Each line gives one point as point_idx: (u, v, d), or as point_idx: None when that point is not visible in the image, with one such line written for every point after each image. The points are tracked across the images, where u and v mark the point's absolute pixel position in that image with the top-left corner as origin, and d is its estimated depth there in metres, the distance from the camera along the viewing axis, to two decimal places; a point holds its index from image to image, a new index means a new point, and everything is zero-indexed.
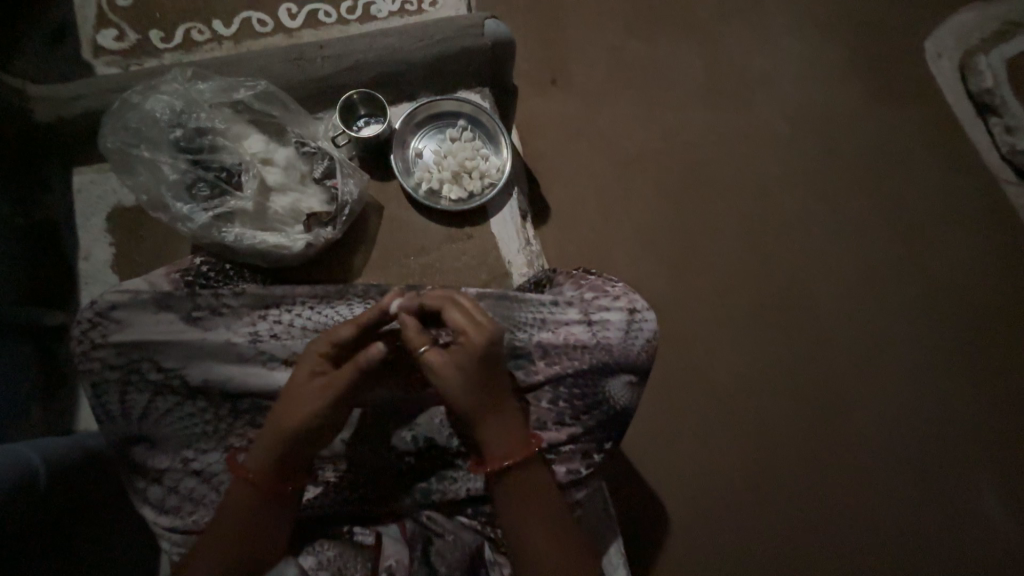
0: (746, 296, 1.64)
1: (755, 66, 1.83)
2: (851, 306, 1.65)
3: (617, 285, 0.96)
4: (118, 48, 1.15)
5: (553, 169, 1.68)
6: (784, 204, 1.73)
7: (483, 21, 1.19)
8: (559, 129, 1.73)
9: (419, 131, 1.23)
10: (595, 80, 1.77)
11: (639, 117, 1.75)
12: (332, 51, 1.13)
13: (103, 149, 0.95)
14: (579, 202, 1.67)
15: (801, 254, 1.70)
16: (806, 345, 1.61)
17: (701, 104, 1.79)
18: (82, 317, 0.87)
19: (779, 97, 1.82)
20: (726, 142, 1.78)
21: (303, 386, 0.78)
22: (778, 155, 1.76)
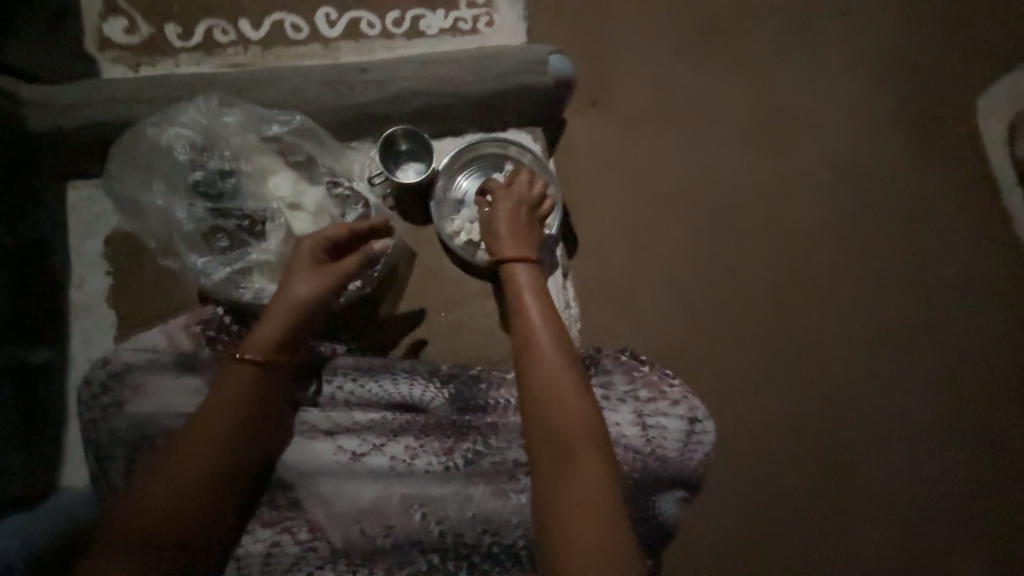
0: (819, 374, 1.25)
1: (852, 73, 1.40)
2: (942, 401, 1.26)
3: (675, 387, 0.90)
4: (128, 42, 1.01)
5: (588, 186, 1.26)
6: (873, 258, 1.32)
7: (548, 58, 1.06)
8: (611, 125, 1.30)
9: (468, 168, 1.08)
10: (665, 72, 1.34)
11: (700, 127, 1.32)
12: (376, 76, 1.00)
13: (112, 192, 0.86)
14: (621, 232, 1.27)
15: (899, 318, 1.29)
16: (889, 447, 1.23)
17: (779, 112, 1.36)
18: (91, 378, 0.80)
19: (882, 113, 1.39)
20: (819, 165, 1.35)
21: (293, 276, 0.84)
22: (874, 192, 1.35)
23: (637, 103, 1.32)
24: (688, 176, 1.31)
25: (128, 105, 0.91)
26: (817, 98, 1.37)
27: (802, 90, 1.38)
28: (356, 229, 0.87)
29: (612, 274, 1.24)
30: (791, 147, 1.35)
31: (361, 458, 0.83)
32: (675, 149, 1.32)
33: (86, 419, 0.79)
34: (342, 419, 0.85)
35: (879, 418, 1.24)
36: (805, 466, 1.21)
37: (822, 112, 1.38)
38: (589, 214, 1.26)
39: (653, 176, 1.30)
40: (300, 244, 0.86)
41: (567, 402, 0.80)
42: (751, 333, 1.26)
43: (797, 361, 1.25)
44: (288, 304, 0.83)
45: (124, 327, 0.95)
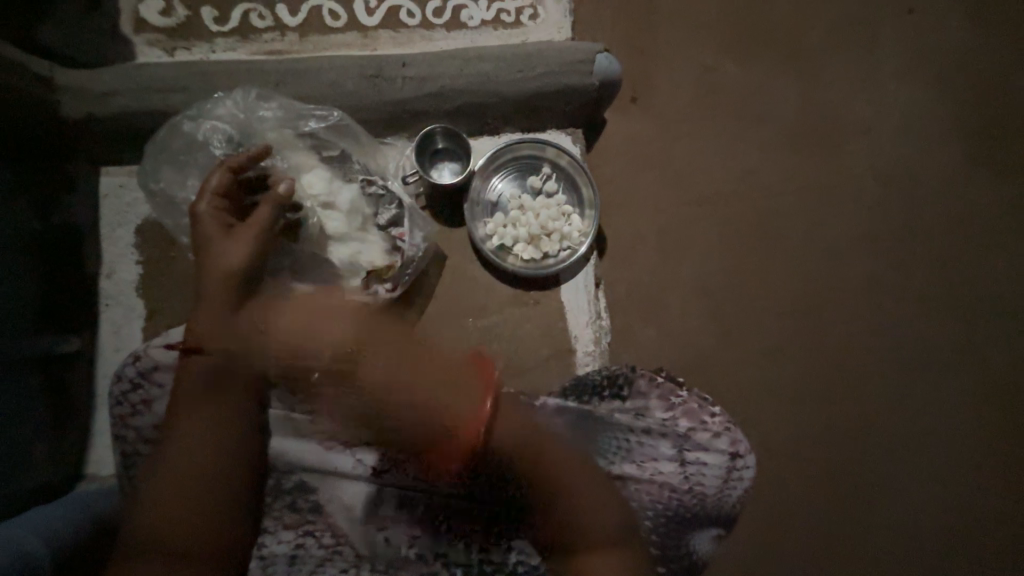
0: (859, 399, 1.19)
1: (918, 80, 1.30)
2: (988, 434, 1.19)
3: (718, 420, 0.86)
4: (164, 24, 0.98)
5: (627, 191, 1.21)
6: (927, 280, 1.24)
7: (595, 56, 1.01)
8: (652, 126, 1.24)
9: (501, 171, 1.06)
10: (712, 71, 1.27)
11: (747, 134, 1.26)
12: (416, 71, 0.95)
13: (147, 186, 0.85)
14: (658, 241, 1.20)
15: (948, 342, 1.22)
16: (929, 480, 1.17)
17: (834, 120, 1.28)
18: (123, 374, 0.79)
19: (947, 125, 1.30)
20: (873, 176, 1.27)
21: (209, 250, 0.79)
22: (931, 210, 1.27)
23: (682, 105, 1.25)
24: (731, 182, 1.24)
25: (162, 93, 0.89)
26: (876, 106, 1.29)
27: (859, 95, 1.29)
28: (235, 164, 0.80)
29: (647, 284, 1.19)
30: (842, 154, 1.27)
31: (380, 474, 0.81)
32: (719, 153, 1.25)
33: (117, 416, 0.78)
34: (359, 434, 0.82)
35: (919, 445, 1.18)
36: (842, 489, 1.16)
37: (881, 121, 1.29)
38: (627, 220, 1.21)
39: (695, 181, 1.24)
40: (203, 217, 0.80)
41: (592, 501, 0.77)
42: (789, 349, 1.20)
43: (835, 381, 1.19)
44: (220, 278, 0.79)
45: (154, 318, 0.94)
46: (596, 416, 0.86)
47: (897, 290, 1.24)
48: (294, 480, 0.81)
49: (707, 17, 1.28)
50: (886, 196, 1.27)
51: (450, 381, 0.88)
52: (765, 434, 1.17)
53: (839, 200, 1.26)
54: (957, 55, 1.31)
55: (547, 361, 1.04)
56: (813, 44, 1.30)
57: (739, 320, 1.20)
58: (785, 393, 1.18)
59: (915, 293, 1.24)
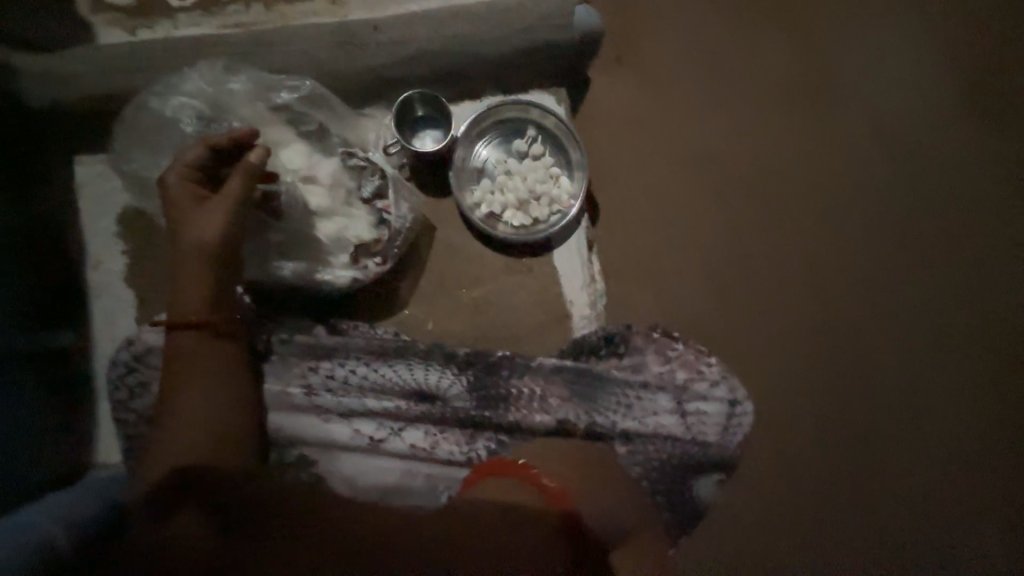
0: None
1: (910, 15, 1.26)
2: None
3: (714, 367, 0.86)
4: (124, 2, 0.94)
5: (617, 148, 1.17)
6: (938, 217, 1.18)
7: (574, 8, 0.97)
8: (640, 81, 1.19)
9: (486, 136, 1.03)
10: (698, 22, 1.23)
11: (738, 82, 1.21)
12: (389, 34, 0.92)
13: (123, 168, 0.83)
14: (652, 197, 1.16)
15: (963, 289, 1.15)
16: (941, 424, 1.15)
17: (826, 63, 1.23)
18: (118, 359, 0.79)
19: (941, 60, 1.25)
20: (869, 117, 1.23)
21: (182, 224, 0.73)
22: (937, 144, 1.21)
23: (669, 56, 1.21)
24: (724, 135, 1.20)
25: (124, 71, 0.85)
26: (869, 45, 1.24)
27: (851, 37, 1.24)
28: (213, 141, 0.74)
29: (642, 243, 1.14)
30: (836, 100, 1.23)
31: (379, 443, 0.81)
32: (711, 106, 1.20)
33: (116, 401, 0.78)
34: (356, 404, 0.82)
35: (942, 402, 1.11)
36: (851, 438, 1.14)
37: (875, 59, 1.24)
38: (620, 178, 1.16)
39: (688, 135, 1.19)
40: (178, 194, 0.73)
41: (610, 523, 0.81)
42: None
43: (850, 339, 1.12)
44: (190, 250, 0.73)
45: (144, 306, 0.93)
46: (592, 375, 0.84)
47: (906, 237, 1.18)
48: (295, 452, 0.81)
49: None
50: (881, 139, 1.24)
51: (445, 346, 0.84)
52: None
53: (839, 147, 1.21)
54: None
55: (544, 327, 1.05)
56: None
57: None
58: (791, 352, 1.11)
59: (926, 240, 1.17)
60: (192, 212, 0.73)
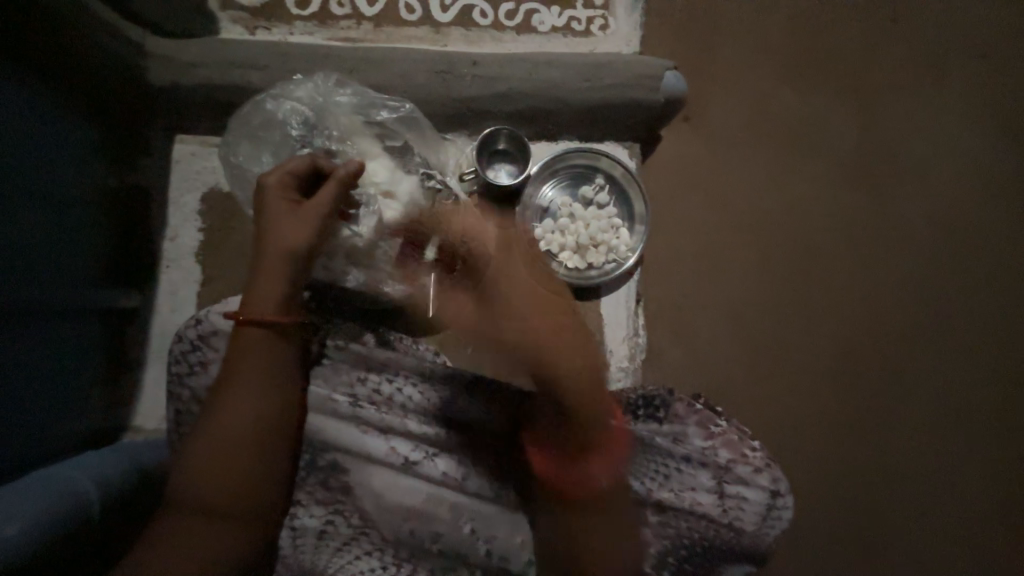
0: (882, 442, 1.19)
1: (987, 125, 1.27)
2: (1001, 488, 1.20)
3: (758, 453, 0.84)
4: (249, 4, 1.01)
5: (679, 207, 1.18)
6: (959, 329, 1.23)
7: (663, 73, 1.02)
8: (713, 145, 1.20)
9: (554, 179, 1.07)
10: (776, 95, 1.22)
11: (808, 163, 1.22)
12: (486, 71, 0.97)
13: (223, 156, 0.87)
14: (703, 260, 1.18)
15: (975, 400, 1.22)
16: (937, 527, 1.18)
17: (896, 158, 1.24)
18: (183, 336, 0.78)
19: (1010, 173, 1.26)
20: (927, 217, 1.24)
21: (276, 227, 0.74)
22: (980, 258, 1.24)
23: (746, 126, 1.21)
24: (781, 214, 1.21)
25: (243, 70, 0.92)
26: (941, 147, 1.25)
27: (926, 136, 1.25)
28: (318, 153, 0.76)
29: (685, 304, 1.16)
30: (896, 197, 1.24)
31: (413, 465, 0.81)
32: (775, 183, 1.21)
33: (173, 374, 0.77)
34: (396, 422, 0.82)
35: (933, 502, 1.19)
36: (854, 527, 1.16)
37: (944, 162, 1.25)
38: (676, 238, 1.17)
39: (742, 208, 1.20)
40: (271, 205, 0.74)
41: (574, 442, 0.82)
42: (819, 385, 1.19)
43: (861, 430, 1.19)
44: (278, 255, 0.73)
45: (209, 284, 0.98)
46: (634, 438, 0.84)
47: (934, 343, 1.22)
48: (327, 458, 0.81)
49: (779, 37, 1.23)
50: (940, 242, 1.24)
51: (492, 379, 0.87)
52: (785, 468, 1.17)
53: (887, 246, 1.23)
54: None
55: None
56: (882, 79, 1.25)
57: (774, 352, 1.18)
58: (805, 437, 1.18)
59: (951, 348, 1.22)
60: (284, 219, 0.73)
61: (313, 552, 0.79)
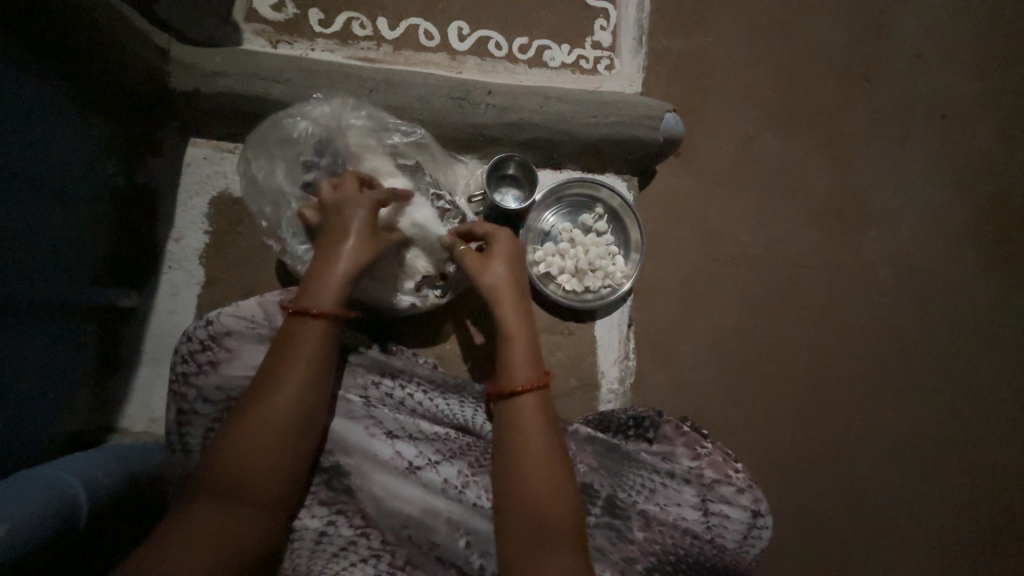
0: (849, 469, 1.26)
1: (947, 179, 1.39)
2: (955, 515, 1.28)
3: (741, 473, 0.87)
4: (273, 19, 1.05)
5: (671, 238, 1.25)
6: (921, 364, 1.32)
7: (664, 114, 1.09)
8: (705, 183, 1.28)
9: (557, 205, 1.12)
10: (762, 140, 1.32)
11: (789, 205, 1.32)
12: (500, 100, 1.02)
13: (240, 169, 0.90)
14: (692, 289, 1.24)
15: (933, 430, 1.31)
16: (897, 552, 1.25)
17: (867, 206, 1.35)
18: (193, 335, 0.77)
19: (965, 224, 1.38)
20: (895, 261, 1.34)
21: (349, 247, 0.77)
22: (940, 299, 1.35)
23: (735, 167, 1.30)
24: (763, 249, 1.29)
25: (266, 82, 0.94)
26: (907, 197, 1.37)
27: (894, 187, 1.37)
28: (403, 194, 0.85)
29: (672, 329, 1.22)
30: (866, 240, 1.34)
31: (416, 471, 0.77)
32: (760, 221, 1.30)
33: (180, 372, 0.76)
34: (407, 425, 0.80)
35: (895, 529, 1.26)
36: (823, 551, 1.22)
37: (909, 211, 1.36)
38: (666, 267, 1.24)
39: (728, 242, 1.28)
40: (350, 212, 0.79)
41: (523, 422, 0.74)
42: (794, 413, 1.26)
43: (830, 456, 1.26)
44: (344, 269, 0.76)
45: (211, 287, 0.98)
46: (625, 454, 0.86)
47: (897, 378, 1.31)
48: (333, 458, 0.78)
49: (767, 88, 1.33)
50: (904, 284, 1.34)
51: None
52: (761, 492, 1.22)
53: (858, 284, 1.32)
54: (982, 162, 1.41)
55: (572, 390, 1.12)
56: (856, 132, 1.36)
57: (753, 380, 1.25)
58: (778, 462, 1.24)
59: (912, 383, 1.31)
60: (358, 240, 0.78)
61: (308, 559, 0.72)
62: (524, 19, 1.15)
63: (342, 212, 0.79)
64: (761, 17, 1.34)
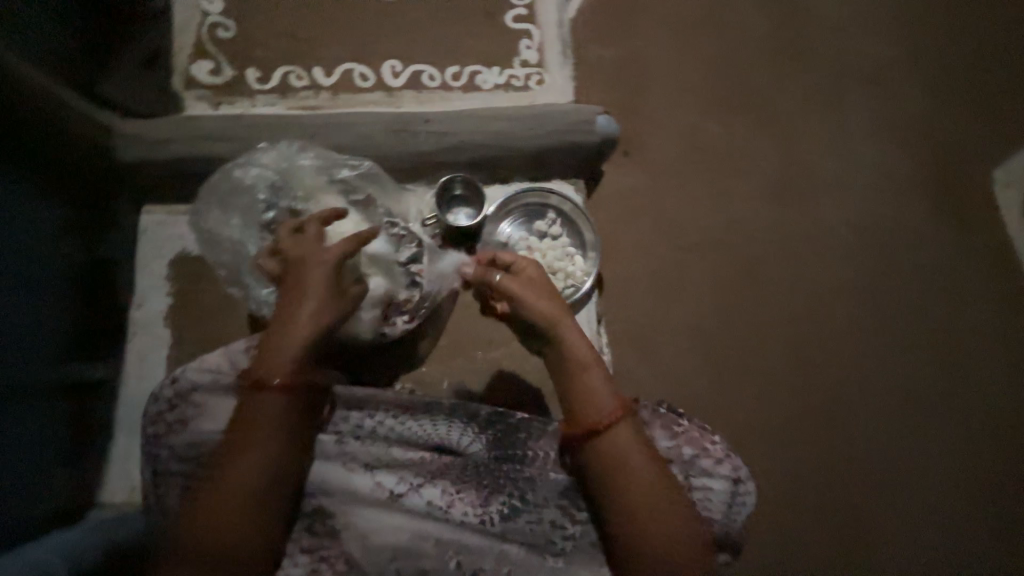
0: (839, 426, 1.28)
1: (878, 136, 1.46)
2: (953, 453, 1.29)
3: (718, 444, 0.88)
4: (212, 83, 1.09)
5: (627, 231, 1.29)
6: (888, 313, 1.36)
7: (595, 116, 1.15)
8: (651, 175, 1.33)
9: (510, 217, 1.16)
10: (698, 127, 1.38)
11: (734, 182, 1.37)
12: (439, 127, 1.07)
13: (194, 224, 0.92)
14: (655, 275, 1.28)
15: (914, 375, 1.33)
16: (902, 499, 1.26)
17: (807, 173, 1.42)
18: (159, 396, 0.78)
19: (903, 175, 1.45)
20: (843, 221, 1.40)
21: (306, 301, 0.76)
22: (893, 248, 1.40)
23: (675, 156, 1.36)
24: (717, 228, 1.34)
25: (211, 142, 0.98)
26: (843, 159, 1.44)
27: (829, 152, 1.44)
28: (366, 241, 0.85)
29: (642, 317, 1.26)
30: (812, 205, 1.40)
31: (398, 498, 0.78)
32: (710, 202, 1.35)
33: (150, 435, 0.76)
34: (383, 454, 0.81)
35: (895, 477, 1.27)
36: (826, 510, 1.23)
37: (847, 172, 1.43)
38: (626, 257, 1.28)
39: (681, 226, 1.32)
40: (309, 272, 0.78)
41: (631, 450, 0.75)
42: (774, 379, 1.28)
43: (817, 417, 1.28)
44: (299, 328, 0.75)
45: (181, 346, 1.00)
46: None
47: (867, 329, 1.35)
48: (313, 501, 0.77)
49: (693, 79, 1.40)
50: (856, 240, 1.40)
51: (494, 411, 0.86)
52: (756, 463, 1.24)
53: (813, 247, 1.37)
54: (909, 115, 1.48)
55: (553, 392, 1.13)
56: (784, 107, 1.44)
57: (729, 354, 1.28)
58: (768, 431, 1.26)
59: (883, 332, 1.35)
60: (317, 293, 0.77)
61: None
62: (452, 50, 1.21)
63: (299, 271, 0.79)
64: (679, 16, 1.43)
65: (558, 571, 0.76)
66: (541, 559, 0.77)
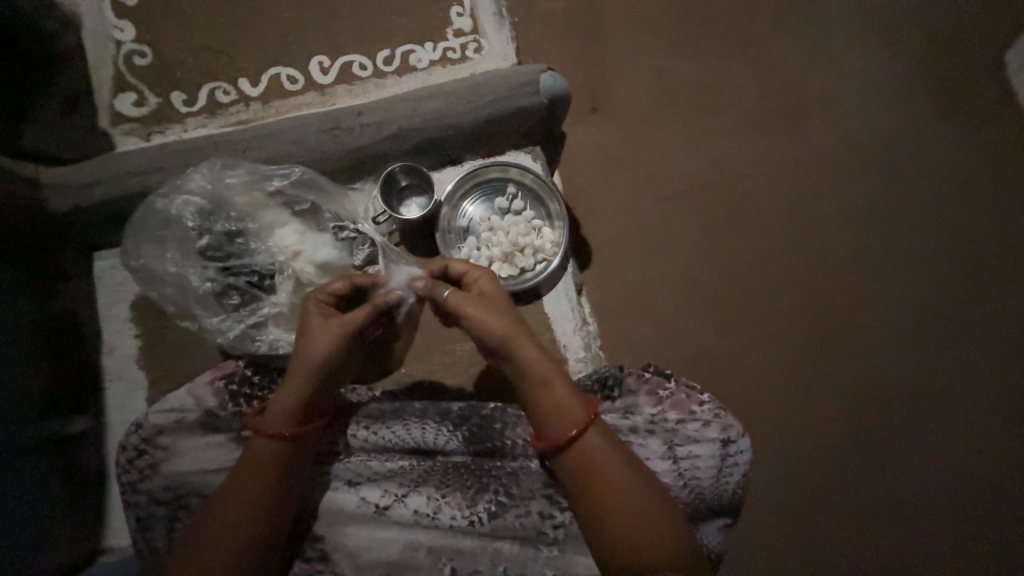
0: (852, 360, 1.20)
1: (861, 40, 1.33)
2: (980, 370, 1.21)
3: (705, 405, 0.83)
4: (139, 114, 1.06)
5: (596, 193, 1.22)
6: (893, 232, 1.26)
7: (540, 76, 1.04)
8: (614, 127, 1.24)
9: (468, 198, 1.10)
10: (658, 67, 1.28)
11: (706, 119, 1.27)
12: (372, 117, 1.00)
13: (129, 266, 0.88)
14: (633, 234, 1.21)
15: (929, 293, 1.23)
16: (929, 427, 1.18)
17: (786, 94, 1.30)
18: (127, 443, 0.78)
19: (894, 78, 1.32)
20: (832, 140, 1.29)
21: (306, 344, 0.75)
22: (892, 161, 1.28)
23: (638, 103, 1.26)
24: (693, 172, 1.25)
25: (139, 175, 0.95)
26: (825, 73, 1.31)
27: (807, 67, 1.31)
28: (358, 282, 0.83)
29: (625, 280, 1.19)
30: (794, 129, 1.29)
31: (385, 511, 0.76)
32: (682, 147, 1.26)
33: (126, 484, 0.76)
34: (364, 469, 0.79)
35: (919, 403, 1.19)
36: (848, 448, 1.17)
37: (831, 86, 1.31)
38: (600, 220, 1.21)
39: (654, 177, 1.24)
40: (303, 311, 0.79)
41: (602, 457, 0.70)
42: (776, 322, 1.21)
43: (827, 354, 1.20)
44: (302, 373, 0.75)
45: (157, 385, 1.00)
46: None
47: (872, 252, 1.25)
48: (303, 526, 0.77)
49: (647, 15, 1.29)
50: (848, 158, 1.28)
51: (470, 403, 0.84)
52: (767, 411, 1.18)
53: (801, 173, 1.27)
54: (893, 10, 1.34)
55: None
56: (751, 27, 1.31)
57: (723, 303, 1.20)
58: (776, 376, 1.19)
59: (890, 253, 1.25)
60: (315, 334, 0.76)
61: None
62: (380, 33, 1.14)
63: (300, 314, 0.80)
64: None
65: (554, 561, 0.74)
66: (536, 551, 0.75)
